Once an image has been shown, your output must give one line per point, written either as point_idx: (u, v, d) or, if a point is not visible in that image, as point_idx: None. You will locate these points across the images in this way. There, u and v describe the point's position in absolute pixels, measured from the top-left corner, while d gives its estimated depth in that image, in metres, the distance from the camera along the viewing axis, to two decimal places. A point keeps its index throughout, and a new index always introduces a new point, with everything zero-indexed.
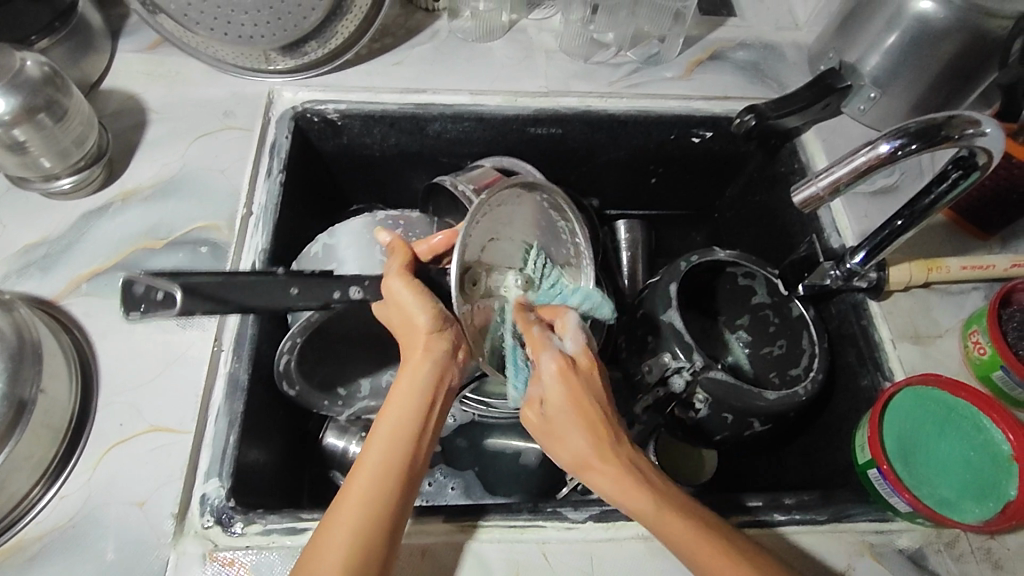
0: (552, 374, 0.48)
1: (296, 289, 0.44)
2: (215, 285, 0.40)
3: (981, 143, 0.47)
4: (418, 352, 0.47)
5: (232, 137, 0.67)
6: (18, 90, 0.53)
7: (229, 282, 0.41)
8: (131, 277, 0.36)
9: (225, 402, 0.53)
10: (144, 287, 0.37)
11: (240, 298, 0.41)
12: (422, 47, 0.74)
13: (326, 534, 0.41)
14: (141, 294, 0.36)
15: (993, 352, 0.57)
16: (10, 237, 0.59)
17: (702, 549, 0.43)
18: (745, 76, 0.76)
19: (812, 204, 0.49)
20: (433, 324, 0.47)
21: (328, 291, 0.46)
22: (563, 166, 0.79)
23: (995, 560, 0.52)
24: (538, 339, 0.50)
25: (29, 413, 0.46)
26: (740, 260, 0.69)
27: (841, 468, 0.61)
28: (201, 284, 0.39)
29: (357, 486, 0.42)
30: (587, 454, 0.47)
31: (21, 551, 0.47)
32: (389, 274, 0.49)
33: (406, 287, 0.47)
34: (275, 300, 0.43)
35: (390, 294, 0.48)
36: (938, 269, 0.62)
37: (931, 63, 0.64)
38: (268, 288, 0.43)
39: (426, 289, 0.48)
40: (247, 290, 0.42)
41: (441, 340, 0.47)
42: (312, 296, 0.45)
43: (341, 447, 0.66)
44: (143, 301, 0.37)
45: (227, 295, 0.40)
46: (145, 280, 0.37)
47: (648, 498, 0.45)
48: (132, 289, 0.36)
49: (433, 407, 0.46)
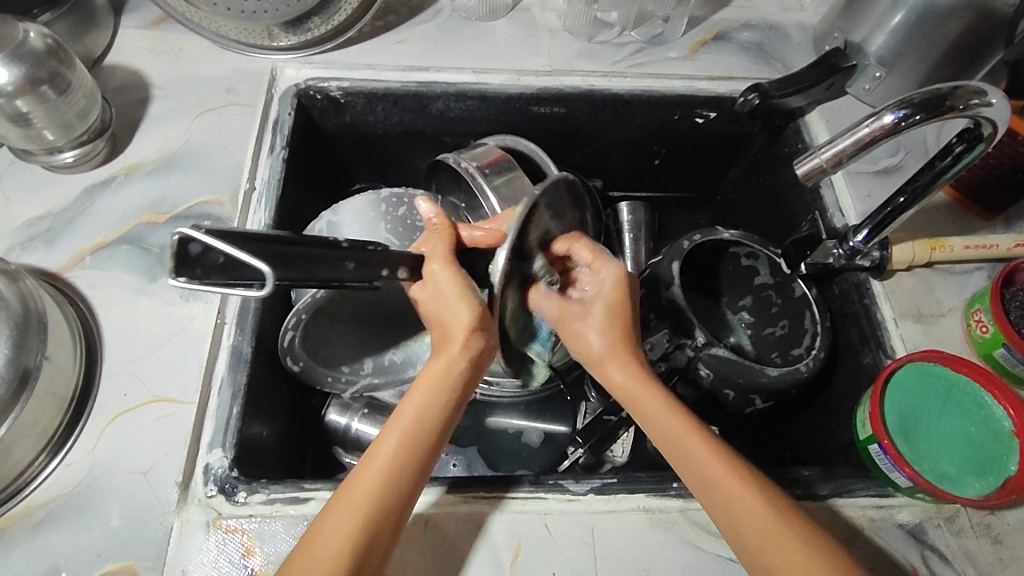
0: (609, 280, 0.53)
1: (353, 263, 0.43)
2: (282, 253, 0.38)
3: (986, 114, 0.47)
4: (452, 348, 0.47)
5: (234, 113, 0.67)
6: (21, 61, 0.53)
7: (299, 250, 0.39)
8: (188, 235, 0.34)
9: (228, 374, 0.53)
10: (202, 248, 0.35)
11: (303, 270, 0.39)
12: (425, 25, 0.74)
13: (330, 515, 0.41)
14: (196, 256, 0.35)
15: (995, 331, 0.57)
16: (14, 210, 0.60)
17: (700, 457, 0.45)
18: (749, 57, 0.76)
19: (814, 176, 0.48)
20: (475, 323, 0.47)
21: (377, 270, 0.45)
22: (567, 146, 0.79)
23: (995, 535, 0.52)
24: (599, 254, 0.54)
25: (33, 381, 0.46)
26: (742, 241, 0.69)
27: (842, 446, 0.61)
28: (270, 251, 0.37)
29: (373, 469, 0.42)
30: (611, 346, 0.52)
31: (27, 517, 0.47)
32: (433, 257, 0.49)
33: (455, 280, 0.47)
34: (333, 274, 0.41)
35: (438, 281, 0.48)
36: (942, 248, 0.62)
37: (935, 42, 0.64)
38: (328, 260, 0.41)
39: (471, 285, 0.47)
40: (311, 262, 0.40)
41: (480, 339, 0.47)
42: (365, 274, 0.44)
43: (343, 424, 0.65)
44: (198, 263, 0.35)
45: (294, 270, 0.38)
46: (202, 241, 0.34)
47: (668, 409, 0.48)
48: (188, 247, 0.34)
49: (456, 407, 0.46)
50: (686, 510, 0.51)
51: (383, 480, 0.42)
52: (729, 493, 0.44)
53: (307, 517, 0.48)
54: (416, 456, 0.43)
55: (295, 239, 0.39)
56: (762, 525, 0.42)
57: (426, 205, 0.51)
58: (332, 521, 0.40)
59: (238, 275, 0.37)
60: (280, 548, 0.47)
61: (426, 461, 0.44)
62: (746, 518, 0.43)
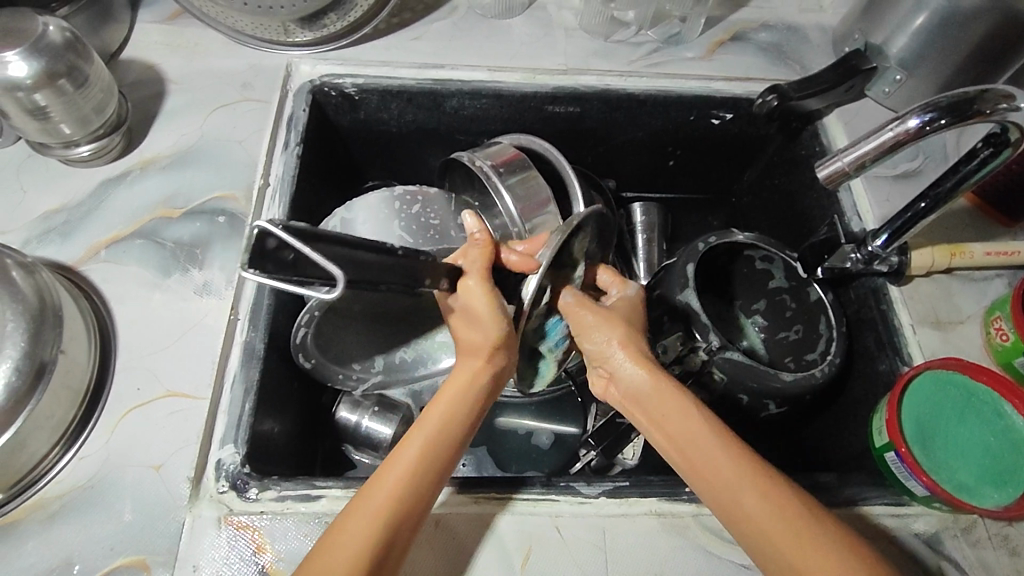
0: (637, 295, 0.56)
1: (400, 271, 0.43)
2: (349, 256, 0.38)
3: (1013, 118, 0.46)
4: (476, 362, 0.47)
5: (249, 109, 0.67)
6: (40, 54, 0.53)
7: (357, 254, 0.39)
8: (266, 228, 0.34)
9: (241, 369, 0.53)
10: (277, 243, 0.35)
11: (359, 273, 0.40)
12: (440, 23, 0.74)
13: (343, 528, 0.40)
14: (270, 250, 0.35)
15: (1016, 339, 0.56)
16: (32, 203, 0.60)
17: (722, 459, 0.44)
18: (767, 58, 0.75)
19: (835, 179, 0.48)
20: (500, 339, 0.47)
21: (419, 278, 0.45)
22: (580, 146, 0.78)
23: (1012, 547, 0.51)
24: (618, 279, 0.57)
25: (49, 373, 0.46)
26: (759, 243, 0.68)
27: (857, 452, 0.61)
28: (336, 248, 0.38)
29: (387, 480, 0.42)
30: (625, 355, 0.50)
31: (42, 509, 0.48)
32: (470, 269, 0.49)
33: (488, 293, 0.48)
34: (381, 278, 0.42)
35: (472, 294, 0.48)
36: (962, 254, 0.61)
37: (958, 46, 0.63)
38: (382, 264, 0.41)
39: (502, 301, 0.48)
40: (365, 266, 0.40)
41: (503, 356, 0.48)
42: (406, 281, 0.44)
43: (354, 422, 0.63)
44: (271, 257, 0.35)
45: (353, 270, 0.39)
46: (280, 236, 0.35)
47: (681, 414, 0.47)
48: (266, 243, 0.34)
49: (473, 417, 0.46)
50: (699, 515, 0.51)
51: (398, 497, 0.41)
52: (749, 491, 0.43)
53: (318, 515, 0.48)
54: (432, 464, 0.43)
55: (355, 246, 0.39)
56: (779, 522, 0.42)
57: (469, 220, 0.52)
58: (345, 538, 0.39)
59: (303, 271, 0.37)
60: (291, 545, 0.47)
61: (444, 468, 0.44)
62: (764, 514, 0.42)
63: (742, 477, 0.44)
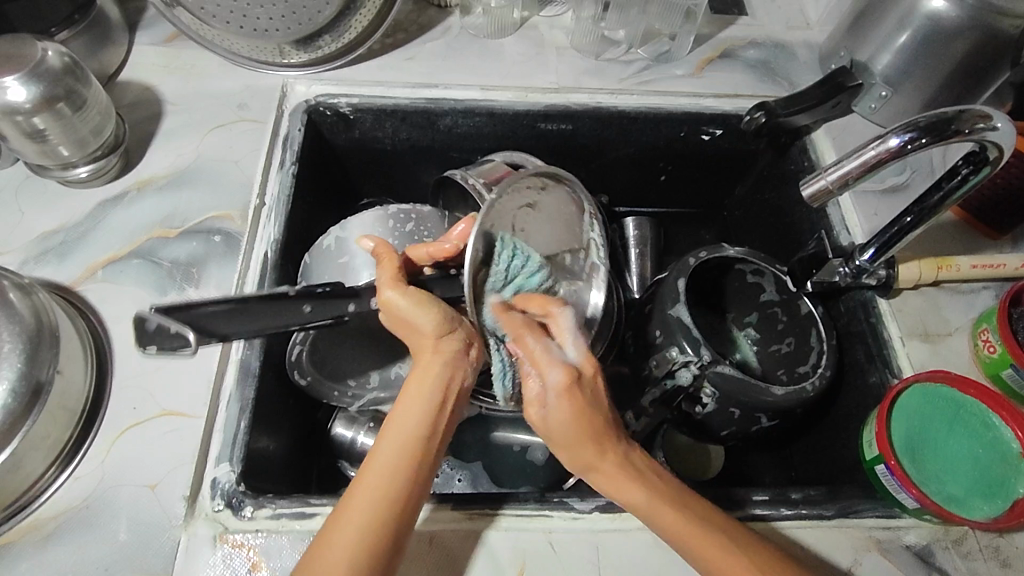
0: (557, 391, 0.47)
1: (310, 305, 0.48)
2: (224, 316, 0.44)
3: (991, 138, 0.48)
4: (426, 358, 0.47)
5: (245, 129, 0.68)
6: (39, 79, 0.54)
7: (246, 306, 0.45)
8: (143, 315, 0.40)
9: (237, 388, 0.54)
10: (157, 323, 0.40)
11: (247, 323, 0.45)
12: (435, 43, 0.75)
13: (317, 554, 0.41)
14: (153, 329, 0.40)
15: (1002, 351, 0.57)
16: (29, 223, 0.61)
17: (700, 531, 0.45)
18: (756, 75, 0.77)
19: (821, 197, 0.49)
20: (439, 330, 0.47)
21: (340, 305, 0.50)
22: (572, 163, 0.79)
23: (1004, 558, 0.51)
24: (537, 355, 0.48)
25: (45, 395, 0.47)
26: (748, 258, 0.69)
27: (849, 465, 0.61)
28: (216, 310, 0.44)
29: (363, 490, 0.42)
30: (591, 456, 0.47)
31: (36, 530, 0.48)
32: (382, 284, 0.49)
33: (410, 297, 0.48)
34: (290, 318, 0.47)
35: (393, 306, 0.48)
36: (948, 268, 0.62)
37: (942, 63, 0.64)
38: (284, 309, 0.47)
39: (428, 297, 0.48)
40: (267, 312, 0.46)
41: (450, 342, 0.47)
42: (324, 312, 0.49)
43: (349, 438, 0.64)
44: (156, 336, 0.40)
45: (235, 326, 0.45)
46: (155, 317, 0.40)
47: (668, 507, 0.46)
48: (145, 324, 0.40)
49: (444, 413, 0.46)
50: None
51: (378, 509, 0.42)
52: (728, 567, 0.44)
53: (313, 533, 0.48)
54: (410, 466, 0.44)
55: (240, 298, 0.45)
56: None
57: (370, 241, 0.53)
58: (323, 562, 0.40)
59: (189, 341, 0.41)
60: (286, 563, 0.47)
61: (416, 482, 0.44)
62: (675, 527, 0.46)
63: (715, 553, 0.44)
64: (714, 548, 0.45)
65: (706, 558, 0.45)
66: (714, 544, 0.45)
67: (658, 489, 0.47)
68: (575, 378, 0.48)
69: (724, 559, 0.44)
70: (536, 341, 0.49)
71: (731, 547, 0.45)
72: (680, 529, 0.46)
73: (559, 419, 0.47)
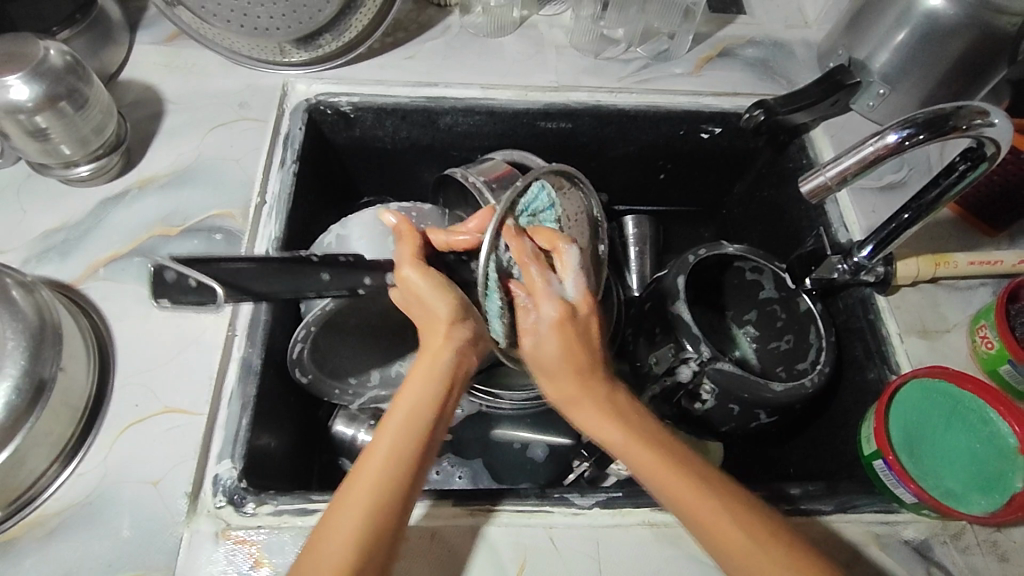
0: (552, 322, 0.50)
1: (329, 274, 0.48)
2: (253, 273, 0.44)
3: (988, 134, 0.48)
4: (437, 342, 0.48)
5: (245, 128, 0.68)
6: (41, 78, 0.54)
7: (270, 268, 0.45)
8: (161, 264, 0.43)
9: (238, 386, 0.54)
10: (174, 274, 0.43)
11: (268, 286, 0.45)
12: (435, 41, 0.75)
13: (316, 547, 0.40)
14: (170, 280, 0.43)
15: (1000, 347, 0.57)
16: (31, 222, 0.61)
17: (671, 472, 0.46)
18: (754, 73, 0.77)
19: (819, 193, 0.49)
20: (454, 314, 0.48)
21: (358, 278, 0.50)
22: (572, 161, 0.79)
23: (1001, 553, 0.52)
24: (537, 286, 0.51)
25: (48, 393, 0.47)
26: (748, 255, 0.69)
27: (847, 461, 0.61)
28: (240, 269, 0.44)
29: (366, 475, 0.42)
30: (572, 390, 0.50)
31: (39, 526, 0.48)
32: (402, 262, 0.50)
33: (428, 278, 0.49)
34: (309, 285, 0.47)
35: (410, 284, 0.49)
36: (946, 264, 0.62)
37: (940, 61, 0.64)
38: (304, 274, 0.47)
39: (445, 282, 0.49)
40: (288, 276, 0.46)
41: (462, 329, 0.49)
42: (342, 282, 0.49)
43: (350, 435, 0.65)
44: (171, 286, 0.43)
45: (260, 286, 0.45)
46: (173, 269, 0.43)
47: (640, 443, 0.48)
48: (163, 274, 0.43)
49: (448, 400, 0.47)
50: None
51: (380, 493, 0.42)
52: (695, 507, 0.45)
53: None
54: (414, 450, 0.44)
55: (263, 258, 0.45)
56: (726, 535, 0.44)
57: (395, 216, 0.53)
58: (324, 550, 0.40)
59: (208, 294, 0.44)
60: (288, 559, 0.47)
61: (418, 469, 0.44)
62: (646, 464, 0.47)
63: (683, 492, 0.46)
64: (681, 486, 0.46)
65: (675, 497, 0.46)
66: (684, 484, 0.46)
67: (633, 426, 0.49)
68: (570, 313, 0.51)
69: (692, 497, 0.45)
70: (541, 270, 0.51)
71: (711, 496, 0.45)
72: (651, 465, 0.47)
73: (549, 351, 0.50)
